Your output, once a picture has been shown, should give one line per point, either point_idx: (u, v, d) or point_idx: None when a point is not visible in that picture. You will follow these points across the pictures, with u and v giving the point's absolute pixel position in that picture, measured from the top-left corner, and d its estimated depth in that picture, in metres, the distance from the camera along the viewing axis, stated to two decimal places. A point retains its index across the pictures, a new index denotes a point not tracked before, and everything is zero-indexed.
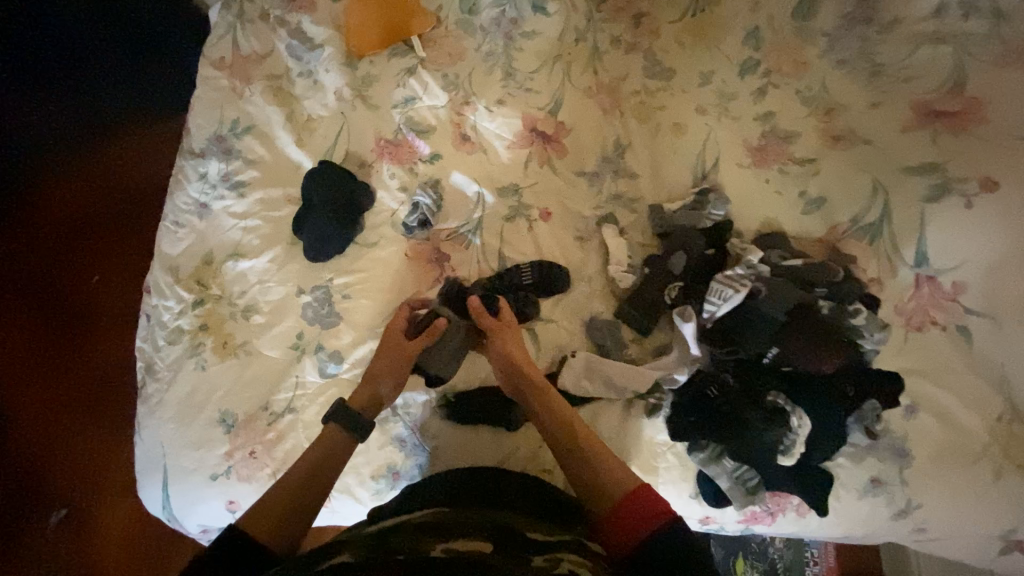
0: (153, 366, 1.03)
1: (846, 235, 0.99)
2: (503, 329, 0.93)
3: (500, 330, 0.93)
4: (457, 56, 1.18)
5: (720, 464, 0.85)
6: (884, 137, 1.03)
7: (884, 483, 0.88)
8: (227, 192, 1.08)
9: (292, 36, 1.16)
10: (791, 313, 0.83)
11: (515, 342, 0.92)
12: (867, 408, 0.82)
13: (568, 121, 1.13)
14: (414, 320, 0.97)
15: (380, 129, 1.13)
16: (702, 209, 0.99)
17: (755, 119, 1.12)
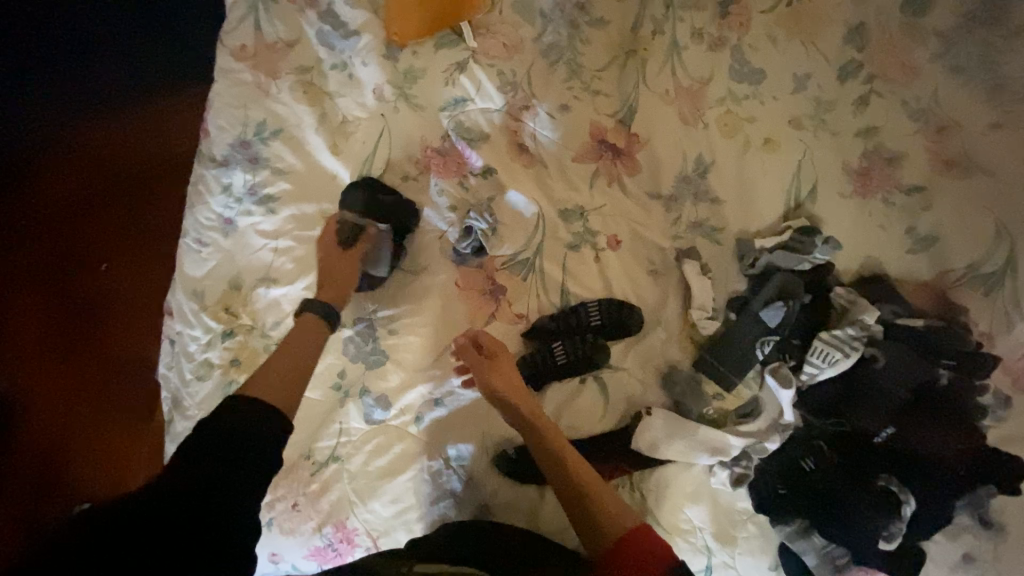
0: (180, 402, 0.93)
1: (958, 281, 0.88)
2: (484, 364, 0.83)
3: (484, 365, 0.83)
4: (513, 47, 1.01)
5: (809, 540, 0.78)
6: (1011, 168, 0.87)
7: (979, 562, 0.79)
8: (255, 207, 0.95)
9: (323, 19, 0.99)
10: (909, 389, 0.77)
11: (499, 374, 0.82)
12: (982, 493, 0.74)
13: (643, 132, 0.99)
14: (345, 228, 0.92)
15: (427, 136, 0.99)
16: (803, 250, 0.87)
17: (855, 136, 0.98)
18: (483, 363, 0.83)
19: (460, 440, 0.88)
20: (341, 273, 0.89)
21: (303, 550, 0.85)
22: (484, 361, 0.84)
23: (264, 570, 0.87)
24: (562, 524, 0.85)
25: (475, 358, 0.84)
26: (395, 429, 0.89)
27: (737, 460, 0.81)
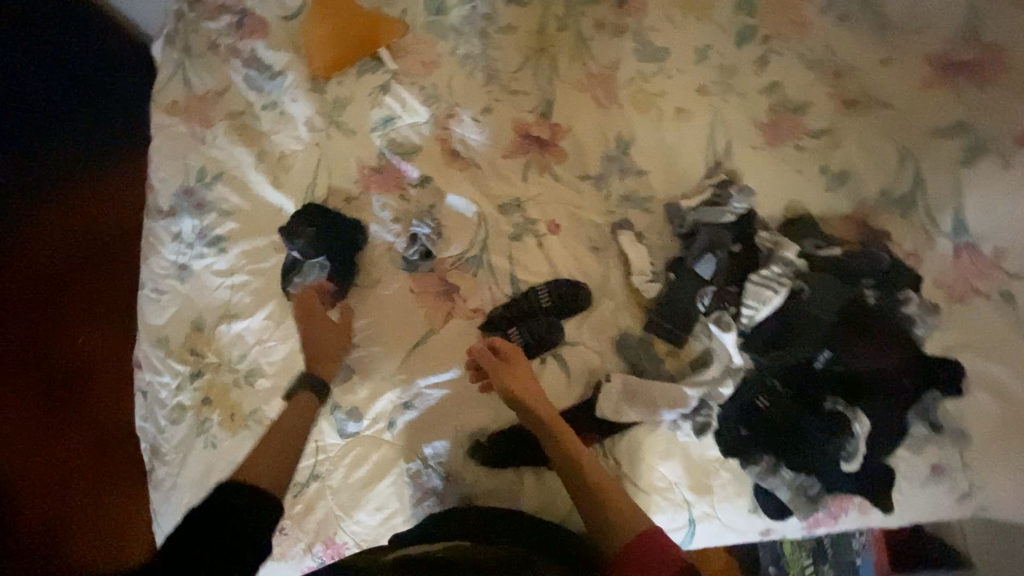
0: (160, 449, 0.95)
1: (875, 209, 0.94)
2: (501, 368, 0.85)
3: (499, 368, 0.86)
4: (431, 64, 1.08)
5: (778, 476, 0.80)
6: (903, 97, 0.96)
7: (946, 470, 0.84)
8: (206, 250, 0.99)
9: (248, 66, 1.06)
10: (838, 310, 0.79)
11: (517, 376, 0.85)
12: (927, 399, 0.78)
13: (563, 121, 1.05)
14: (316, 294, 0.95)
15: (362, 156, 1.04)
16: (724, 202, 0.92)
17: (760, 93, 1.05)
18: (499, 367, 0.86)
19: (436, 438, 0.90)
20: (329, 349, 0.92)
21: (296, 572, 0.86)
22: (501, 364, 0.87)
23: None
24: (544, 505, 0.87)
25: (491, 362, 0.87)
26: (370, 438, 0.90)
27: (695, 411, 0.84)
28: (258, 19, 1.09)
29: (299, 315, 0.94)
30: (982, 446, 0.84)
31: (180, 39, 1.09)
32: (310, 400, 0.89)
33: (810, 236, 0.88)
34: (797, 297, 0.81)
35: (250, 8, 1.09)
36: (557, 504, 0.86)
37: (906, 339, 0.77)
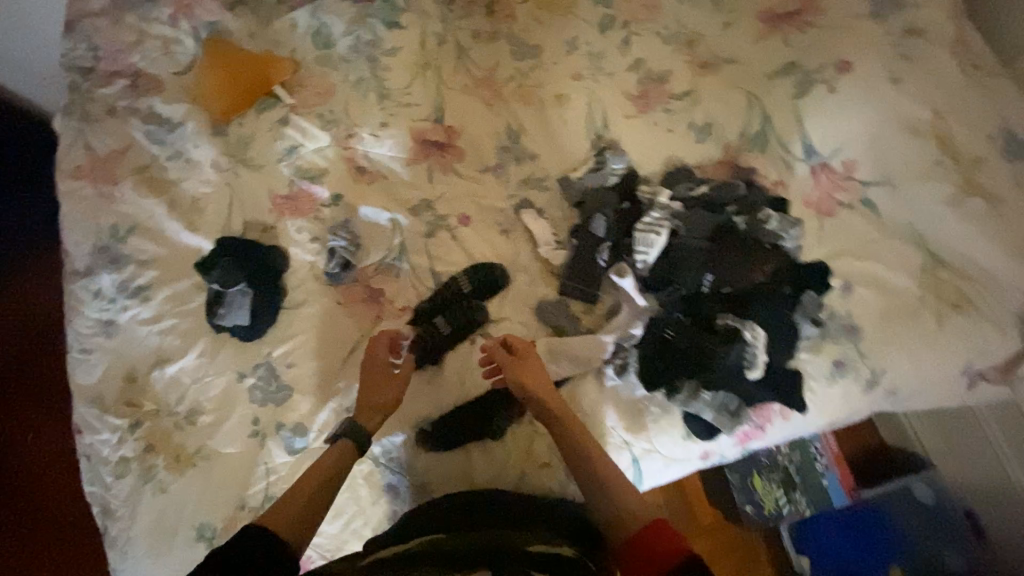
0: (111, 507, 0.94)
1: (741, 149, 1.05)
2: (512, 364, 0.88)
3: (511, 364, 0.88)
4: (326, 92, 1.15)
5: (699, 399, 0.87)
6: (743, 51, 1.10)
7: (847, 362, 0.92)
8: (130, 301, 1.01)
9: (148, 122, 1.11)
10: (712, 238, 0.89)
11: (523, 371, 0.87)
12: (808, 300, 0.86)
13: (456, 123, 1.13)
14: (390, 344, 0.93)
15: (273, 187, 1.09)
16: (604, 167, 1.03)
17: (628, 69, 1.16)
18: (510, 363, 0.88)
19: (383, 436, 0.92)
20: (381, 400, 0.88)
21: None
22: (512, 360, 0.89)
23: None
24: (494, 477, 0.90)
25: (504, 358, 0.89)
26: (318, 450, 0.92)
27: (615, 355, 0.91)
28: (153, 78, 1.14)
29: (368, 359, 0.91)
30: (874, 333, 0.94)
31: (77, 108, 1.13)
32: (346, 447, 0.84)
33: (684, 180, 0.98)
34: (678, 235, 0.91)
35: (143, 70, 1.15)
36: (506, 473, 0.90)
37: (771, 251, 0.88)
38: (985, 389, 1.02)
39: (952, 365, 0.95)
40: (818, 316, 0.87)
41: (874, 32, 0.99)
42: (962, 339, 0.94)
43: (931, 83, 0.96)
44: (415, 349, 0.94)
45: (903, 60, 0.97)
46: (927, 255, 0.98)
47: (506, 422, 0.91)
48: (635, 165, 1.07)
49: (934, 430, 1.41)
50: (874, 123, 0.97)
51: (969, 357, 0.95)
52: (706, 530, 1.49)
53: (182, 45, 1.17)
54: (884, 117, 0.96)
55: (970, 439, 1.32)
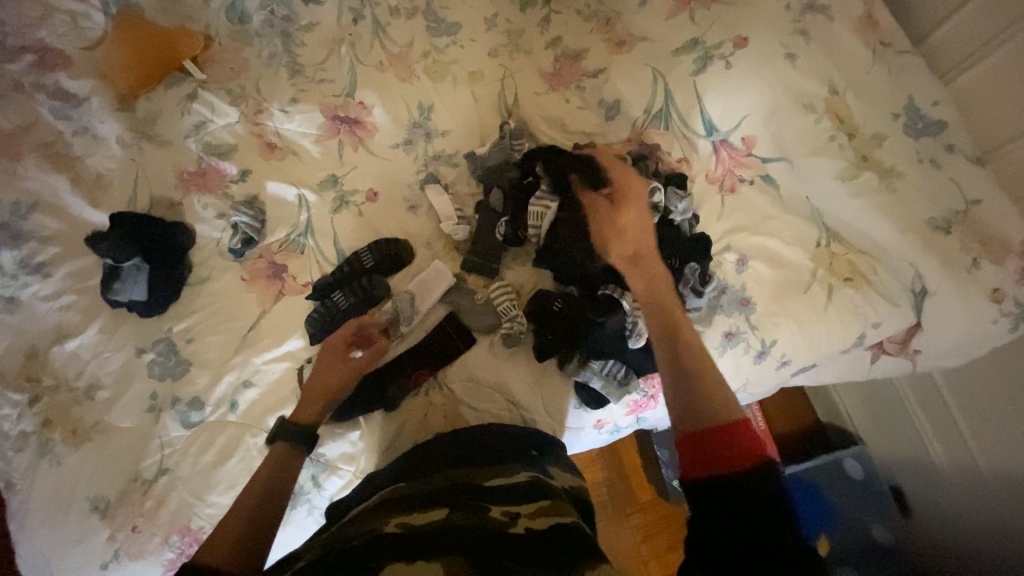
0: (9, 482, 0.93)
1: (646, 127, 1.06)
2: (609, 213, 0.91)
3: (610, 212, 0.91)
4: (239, 68, 1.14)
5: (589, 368, 0.92)
6: (656, 29, 1.07)
7: (737, 333, 0.97)
8: (31, 277, 1.00)
9: (54, 98, 1.09)
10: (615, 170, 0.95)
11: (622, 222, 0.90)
12: (690, 271, 0.95)
13: (368, 99, 1.11)
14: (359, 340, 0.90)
15: (179, 163, 1.07)
16: (508, 141, 1.06)
17: (546, 48, 1.17)
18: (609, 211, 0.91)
19: (281, 409, 0.93)
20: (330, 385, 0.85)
21: (155, 567, 0.87)
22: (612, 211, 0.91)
23: None
24: (384, 447, 0.91)
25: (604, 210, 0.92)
26: (215, 422, 0.93)
27: (503, 323, 0.95)
28: (61, 54, 1.12)
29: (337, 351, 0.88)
30: (766, 307, 0.97)
31: None
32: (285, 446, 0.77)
33: (579, 156, 1.05)
34: (566, 209, 0.99)
35: (51, 45, 1.12)
36: (398, 443, 0.91)
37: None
38: (884, 360, 1.04)
39: (841, 342, 0.97)
40: (701, 287, 0.95)
41: (776, 9, 1.00)
42: (851, 312, 0.95)
43: (826, 60, 0.97)
44: (314, 322, 0.96)
45: (801, 36, 0.98)
46: (824, 230, 0.99)
47: (403, 393, 0.93)
48: (542, 145, 1.10)
49: (864, 412, 1.40)
50: (768, 100, 0.98)
51: (860, 329, 0.96)
52: (643, 507, 1.38)
53: (91, 20, 1.14)
54: (778, 94, 0.98)
55: (896, 418, 1.30)
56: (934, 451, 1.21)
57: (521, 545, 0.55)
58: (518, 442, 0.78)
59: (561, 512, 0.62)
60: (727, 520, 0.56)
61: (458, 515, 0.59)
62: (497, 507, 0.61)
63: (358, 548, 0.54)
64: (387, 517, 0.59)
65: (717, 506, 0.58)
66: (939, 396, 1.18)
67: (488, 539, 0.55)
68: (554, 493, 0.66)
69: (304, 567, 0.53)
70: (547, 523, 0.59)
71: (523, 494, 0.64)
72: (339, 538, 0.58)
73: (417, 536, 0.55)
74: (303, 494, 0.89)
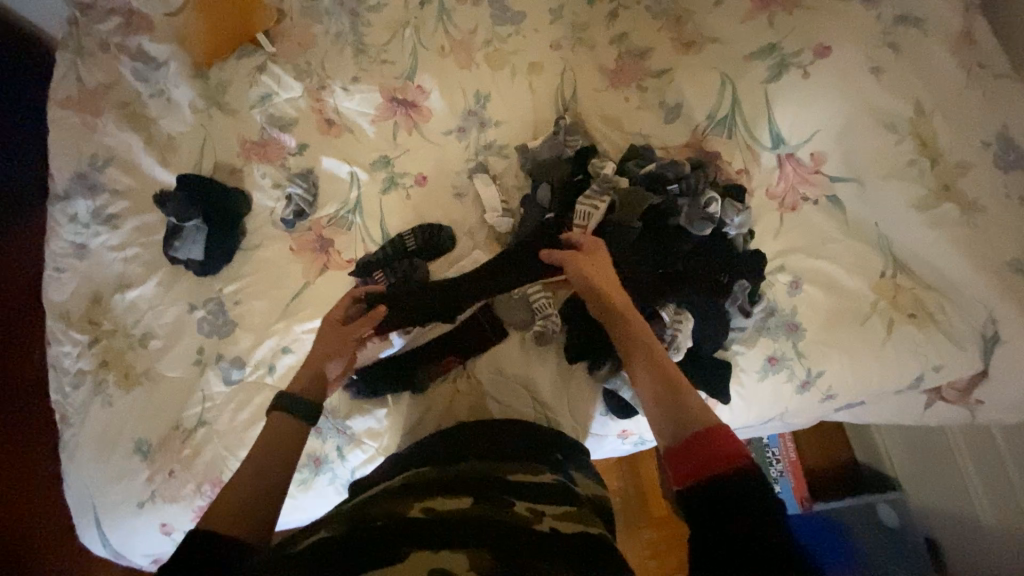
0: (66, 414, 1.00)
1: (707, 133, 1.02)
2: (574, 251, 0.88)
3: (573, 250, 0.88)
4: (306, 44, 1.17)
5: (620, 375, 0.91)
6: (729, 31, 1.02)
7: (781, 359, 0.92)
8: (101, 227, 1.07)
9: (136, 60, 1.16)
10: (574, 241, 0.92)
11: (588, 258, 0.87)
12: (739, 289, 0.91)
13: (426, 83, 1.12)
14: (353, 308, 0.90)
15: (242, 132, 1.11)
16: (563, 137, 1.04)
17: (610, 44, 1.13)
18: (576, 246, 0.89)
19: None
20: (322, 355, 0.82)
21: (187, 512, 0.92)
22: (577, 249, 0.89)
23: (161, 541, 0.94)
24: (408, 428, 0.93)
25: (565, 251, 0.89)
26: (252, 383, 0.97)
27: (537, 321, 0.95)
28: (146, 19, 1.18)
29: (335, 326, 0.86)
30: (816, 335, 0.92)
31: (73, 41, 1.18)
32: (284, 418, 0.72)
33: (634, 157, 1.02)
34: (614, 212, 0.97)
35: (137, 9, 1.18)
36: (421, 426, 0.92)
37: (693, 232, 0.94)
38: (939, 407, 0.95)
39: (895, 381, 0.90)
40: (749, 307, 0.91)
41: (864, 20, 0.93)
42: (912, 351, 0.89)
43: (915, 76, 0.90)
44: None
45: (889, 50, 0.92)
46: (889, 259, 0.93)
47: (432, 377, 0.95)
48: (596, 143, 1.08)
49: (907, 457, 1.31)
50: (845, 115, 0.93)
51: (918, 371, 0.89)
52: (655, 522, 1.35)
53: None
54: (856, 110, 0.92)
55: (943, 468, 1.22)
56: (981, 509, 1.12)
57: (545, 543, 0.55)
58: (545, 442, 0.78)
59: (584, 519, 0.61)
60: (725, 538, 0.53)
61: (482, 507, 0.59)
62: (521, 503, 0.61)
63: (383, 528, 0.55)
64: (412, 501, 0.60)
65: (714, 521, 0.55)
66: (996, 452, 1.09)
67: (511, 534, 0.55)
68: (578, 500, 0.65)
69: (329, 540, 0.54)
70: (571, 528, 0.58)
71: (549, 495, 0.64)
72: (363, 515, 0.59)
73: (441, 522, 0.55)
74: (329, 463, 0.92)
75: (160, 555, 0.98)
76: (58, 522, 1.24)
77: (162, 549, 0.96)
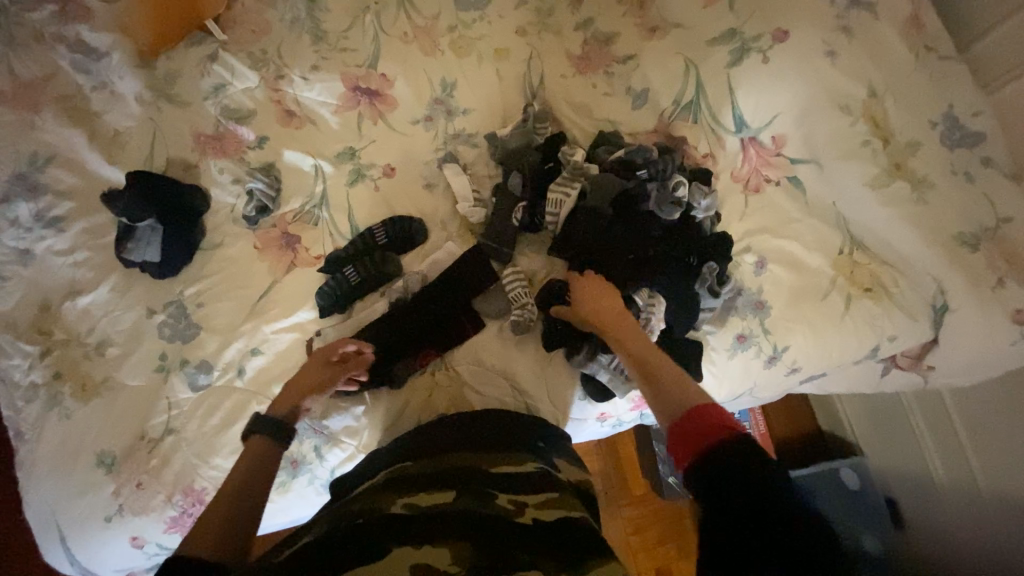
0: (18, 430, 0.95)
1: (673, 118, 1.04)
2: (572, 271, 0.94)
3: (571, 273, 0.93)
4: (261, 31, 1.11)
5: (597, 361, 0.92)
6: (692, 16, 1.03)
7: (749, 336, 0.96)
8: (46, 231, 1.00)
9: (74, 50, 1.08)
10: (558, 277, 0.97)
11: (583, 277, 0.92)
12: (707, 271, 0.94)
13: (390, 71, 1.09)
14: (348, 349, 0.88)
15: (196, 126, 1.06)
16: (532, 125, 1.04)
17: (576, 29, 1.13)
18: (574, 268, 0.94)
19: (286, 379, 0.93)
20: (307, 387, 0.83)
21: (158, 523, 0.89)
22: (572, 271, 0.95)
23: (133, 555, 0.90)
24: (387, 423, 0.92)
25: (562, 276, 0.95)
26: (222, 387, 0.93)
27: (513, 310, 0.95)
28: (82, 4, 1.10)
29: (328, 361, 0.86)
30: (781, 312, 0.96)
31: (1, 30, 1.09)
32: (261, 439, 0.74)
33: (603, 144, 1.03)
34: (586, 198, 0.98)
35: None
36: (401, 421, 0.92)
37: (663, 217, 0.96)
38: (895, 374, 1.00)
39: (855, 352, 0.95)
40: (718, 287, 0.93)
41: (820, 5, 0.96)
42: (870, 324, 0.93)
43: (867, 60, 0.94)
44: (325, 295, 0.96)
45: (843, 34, 0.94)
46: (848, 237, 0.96)
47: (408, 372, 0.93)
48: (566, 130, 1.08)
49: (867, 424, 1.38)
50: (804, 99, 0.95)
51: (875, 343, 0.94)
52: (635, 499, 1.39)
53: None
54: (813, 94, 0.95)
55: (900, 433, 1.29)
56: (935, 469, 1.20)
57: (528, 534, 0.55)
58: (527, 432, 0.78)
59: (567, 506, 0.62)
60: (727, 505, 0.56)
61: (465, 500, 0.59)
62: (504, 494, 0.62)
63: (365, 527, 0.55)
64: (394, 498, 0.60)
65: (717, 491, 0.57)
66: (947, 415, 1.16)
67: (494, 526, 0.55)
68: (559, 487, 0.66)
69: (310, 543, 0.53)
70: (553, 516, 0.59)
71: (531, 484, 0.65)
72: (344, 514, 0.58)
73: (424, 517, 0.55)
74: (307, 464, 0.90)
75: (133, 569, 0.94)
76: (17, 542, 1.17)
77: (134, 563, 0.92)
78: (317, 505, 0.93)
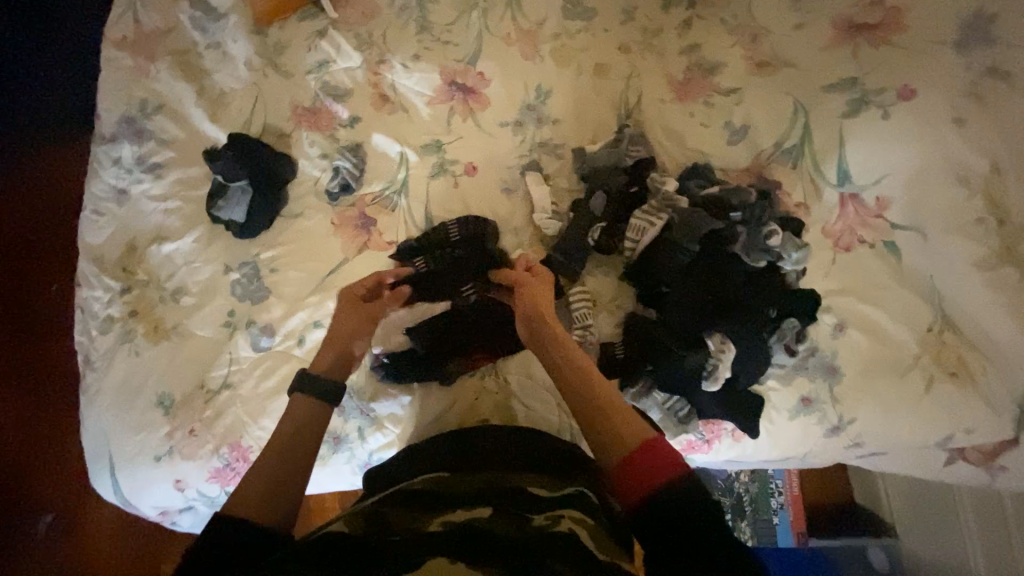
0: (89, 357, 1.01)
1: (772, 159, 1.01)
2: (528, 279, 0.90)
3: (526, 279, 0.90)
4: (370, 13, 1.13)
5: (652, 397, 0.91)
6: (808, 58, 0.99)
7: (814, 401, 0.91)
8: (144, 175, 1.06)
9: (195, 7, 1.13)
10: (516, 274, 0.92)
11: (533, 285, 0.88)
12: (788, 327, 0.90)
13: (488, 70, 1.09)
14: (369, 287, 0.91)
15: (296, 97, 1.09)
16: (623, 146, 1.02)
17: (680, 53, 1.10)
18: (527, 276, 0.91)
19: None
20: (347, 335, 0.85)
21: (201, 471, 0.93)
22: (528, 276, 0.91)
23: (173, 497, 0.95)
24: (431, 420, 0.92)
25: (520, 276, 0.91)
26: (280, 353, 0.96)
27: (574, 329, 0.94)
28: None
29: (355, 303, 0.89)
30: (853, 381, 0.91)
31: None
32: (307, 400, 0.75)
33: (694, 176, 1.00)
34: (670, 229, 0.95)
35: None
36: (445, 419, 0.92)
37: (748, 261, 0.93)
38: (959, 467, 0.93)
39: (923, 437, 0.89)
40: (795, 345, 0.90)
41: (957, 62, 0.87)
42: (947, 410, 0.87)
43: None
44: None
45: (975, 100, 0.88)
46: (938, 314, 0.90)
47: (460, 371, 0.94)
48: (654, 155, 1.05)
49: (907, 506, 1.30)
50: (917, 162, 0.90)
51: (947, 432, 0.88)
52: None
53: None
54: (929, 159, 0.88)
55: (943, 523, 1.21)
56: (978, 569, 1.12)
57: (562, 548, 0.55)
58: (565, 451, 0.77)
59: (602, 532, 0.60)
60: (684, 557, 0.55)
61: (501, 521, 0.58)
62: (540, 512, 0.61)
63: (400, 543, 0.55)
64: (429, 515, 0.59)
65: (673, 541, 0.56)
66: (1003, 518, 1.07)
67: (530, 546, 0.54)
68: (594, 511, 0.64)
69: (347, 547, 0.54)
70: (588, 535, 0.58)
71: (567, 502, 0.64)
72: (382, 522, 0.59)
73: (460, 537, 0.55)
74: (348, 442, 0.92)
75: (168, 510, 0.98)
76: (69, 455, 1.26)
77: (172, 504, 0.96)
78: (348, 484, 0.95)
